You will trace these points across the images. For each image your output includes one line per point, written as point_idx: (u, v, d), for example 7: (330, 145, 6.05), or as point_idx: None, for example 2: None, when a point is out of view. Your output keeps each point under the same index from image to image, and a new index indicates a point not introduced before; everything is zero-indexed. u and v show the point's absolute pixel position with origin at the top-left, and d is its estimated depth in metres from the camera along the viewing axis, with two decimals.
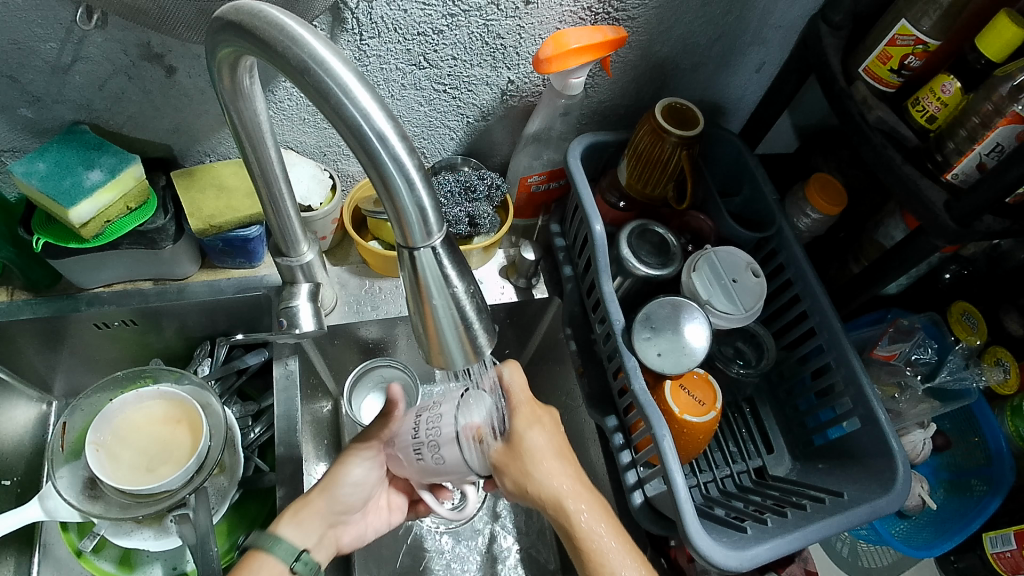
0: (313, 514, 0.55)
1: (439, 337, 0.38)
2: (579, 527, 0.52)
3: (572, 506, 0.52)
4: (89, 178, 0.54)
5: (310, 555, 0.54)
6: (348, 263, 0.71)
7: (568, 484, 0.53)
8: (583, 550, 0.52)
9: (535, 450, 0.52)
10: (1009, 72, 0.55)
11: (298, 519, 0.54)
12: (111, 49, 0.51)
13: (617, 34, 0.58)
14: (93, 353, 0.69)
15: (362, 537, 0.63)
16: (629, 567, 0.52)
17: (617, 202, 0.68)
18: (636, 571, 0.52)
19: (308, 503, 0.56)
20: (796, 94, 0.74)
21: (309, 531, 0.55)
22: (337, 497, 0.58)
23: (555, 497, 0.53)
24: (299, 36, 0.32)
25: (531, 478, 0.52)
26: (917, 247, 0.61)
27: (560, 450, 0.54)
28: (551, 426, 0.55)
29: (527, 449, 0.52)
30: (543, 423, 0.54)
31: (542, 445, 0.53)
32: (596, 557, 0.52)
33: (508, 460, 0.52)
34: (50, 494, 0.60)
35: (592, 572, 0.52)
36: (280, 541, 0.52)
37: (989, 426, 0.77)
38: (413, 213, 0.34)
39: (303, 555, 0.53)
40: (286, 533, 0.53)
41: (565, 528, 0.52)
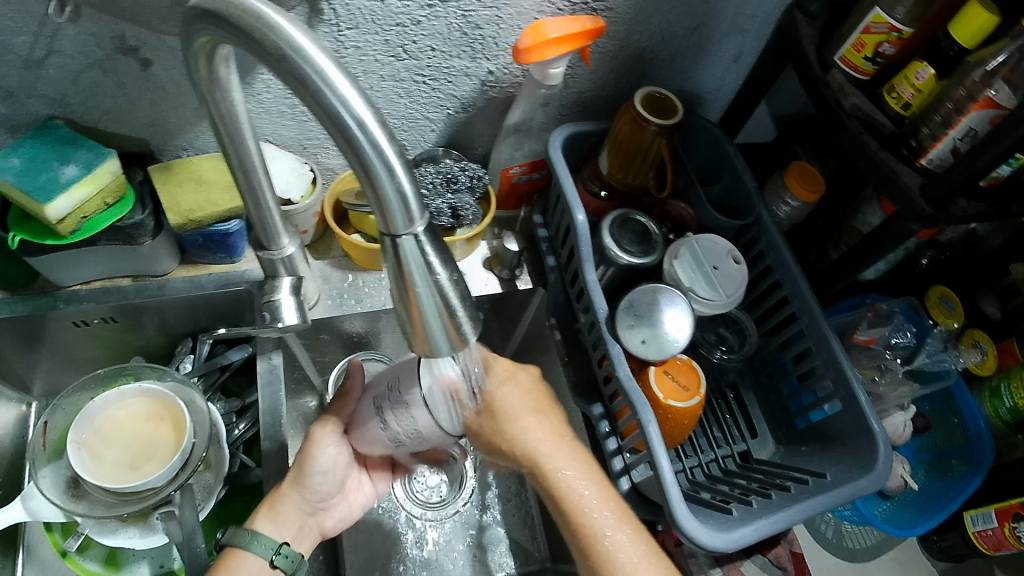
0: (288, 509, 0.56)
1: (423, 324, 0.38)
2: (558, 482, 0.53)
3: (549, 461, 0.53)
4: (65, 174, 0.53)
5: (290, 549, 0.54)
6: (330, 256, 0.70)
7: (545, 440, 0.54)
8: (564, 508, 0.53)
9: (508, 407, 0.54)
10: (981, 58, 0.57)
11: (274, 512, 0.55)
12: (85, 42, 0.50)
13: (595, 24, 0.58)
14: (73, 352, 0.68)
15: (346, 518, 0.62)
16: (615, 527, 0.52)
17: (598, 191, 0.69)
18: (621, 530, 0.52)
19: (281, 496, 0.56)
20: (773, 83, 0.74)
21: (287, 525, 0.55)
22: (311, 489, 0.57)
23: (533, 455, 0.54)
24: (275, 23, 0.32)
25: (505, 434, 0.54)
26: (894, 233, 0.62)
27: (537, 406, 0.56)
28: (529, 383, 0.57)
29: (498, 407, 0.54)
30: (517, 381, 0.57)
31: (517, 402, 0.55)
32: (575, 514, 0.52)
33: (483, 419, 0.53)
34: (33, 494, 0.61)
35: (576, 533, 0.52)
36: (258, 538, 0.53)
37: (967, 406, 0.79)
38: (394, 200, 0.34)
39: (281, 549, 0.53)
40: (263, 529, 0.54)
41: (546, 486, 0.53)
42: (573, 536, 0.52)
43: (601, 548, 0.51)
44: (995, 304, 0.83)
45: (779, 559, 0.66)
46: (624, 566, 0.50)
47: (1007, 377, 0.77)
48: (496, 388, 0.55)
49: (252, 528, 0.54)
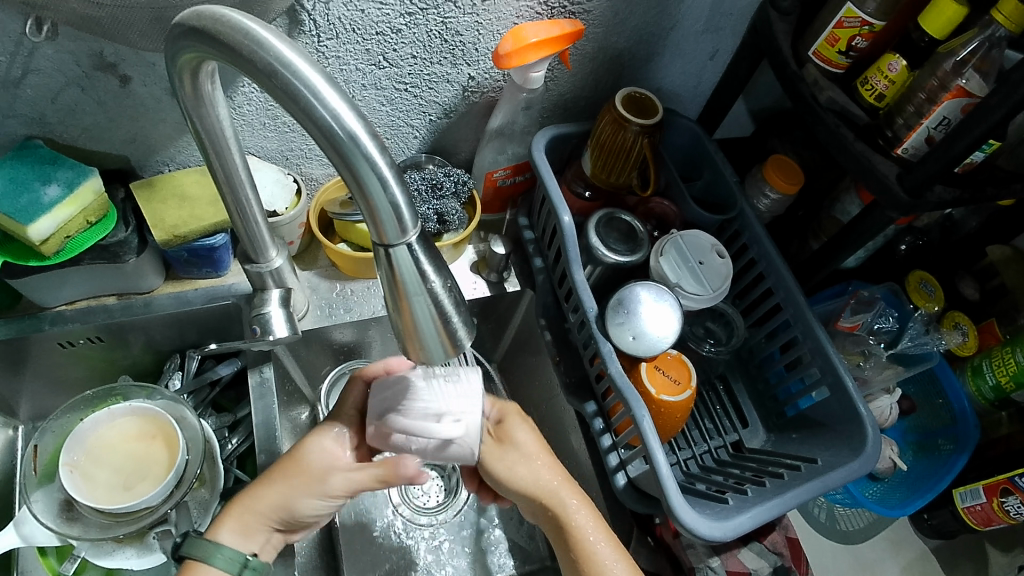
0: (259, 515, 0.52)
1: (418, 331, 0.38)
2: (569, 517, 0.55)
3: (560, 495, 0.56)
4: (47, 194, 0.52)
5: (258, 561, 0.51)
6: (317, 267, 0.70)
7: (554, 477, 0.56)
8: (571, 540, 0.54)
9: (522, 442, 0.57)
10: (953, 49, 0.58)
11: (242, 524, 0.52)
12: (63, 61, 0.50)
13: (573, 27, 0.59)
14: (58, 374, 0.68)
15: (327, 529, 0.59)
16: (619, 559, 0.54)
17: (583, 191, 0.69)
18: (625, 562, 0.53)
19: (254, 501, 0.52)
20: (749, 79, 0.76)
21: (255, 537, 0.52)
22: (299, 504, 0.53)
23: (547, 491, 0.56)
24: (263, 39, 0.32)
25: (519, 469, 0.56)
26: (873, 220, 0.64)
27: (547, 445, 0.59)
28: (537, 425, 0.60)
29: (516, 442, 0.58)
30: (527, 419, 0.60)
31: (529, 442, 0.58)
32: (582, 545, 0.54)
33: (497, 455, 0.57)
34: (26, 519, 0.59)
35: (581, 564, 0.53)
36: (220, 550, 0.50)
37: (952, 388, 0.80)
38: (387, 211, 0.34)
39: (249, 562, 0.50)
40: (226, 541, 0.51)
41: (554, 518, 0.55)
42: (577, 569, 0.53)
43: None
44: (974, 286, 0.86)
45: (774, 544, 0.67)
46: None
47: (988, 356, 0.79)
48: (511, 421, 0.58)
49: (214, 537, 0.51)
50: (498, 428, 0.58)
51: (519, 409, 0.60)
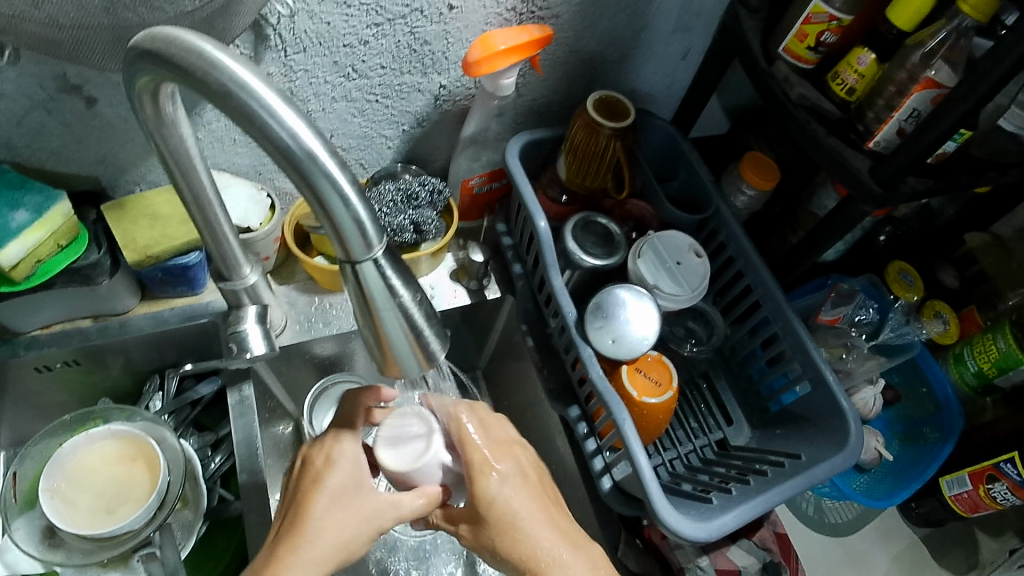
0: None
1: (390, 346, 0.38)
2: None
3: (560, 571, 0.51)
4: (15, 219, 0.52)
5: None
6: (295, 280, 0.70)
7: (558, 545, 0.52)
8: None
9: (515, 509, 0.53)
10: (921, 39, 0.59)
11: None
12: (26, 84, 0.50)
13: (542, 33, 0.59)
14: (36, 399, 0.67)
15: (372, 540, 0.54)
16: None
17: (559, 196, 0.69)
18: None
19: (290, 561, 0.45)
20: (722, 77, 0.76)
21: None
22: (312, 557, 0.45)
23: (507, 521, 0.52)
24: (217, 59, 0.31)
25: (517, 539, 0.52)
26: (849, 213, 0.64)
27: (544, 508, 0.54)
28: (529, 482, 0.55)
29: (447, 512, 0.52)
30: (516, 459, 0.56)
31: (522, 507, 0.53)
32: None
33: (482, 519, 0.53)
34: (7, 547, 0.61)
35: None
36: None
37: (934, 374, 0.81)
38: (351, 227, 0.34)
39: None
40: None
41: None
42: None
43: None
44: (953, 275, 0.86)
45: (763, 540, 0.67)
46: None
47: (969, 343, 0.80)
48: (492, 483, 0.53)
49: None
50: (475, 490, 0.53)
51: (506, 452, 0.56)
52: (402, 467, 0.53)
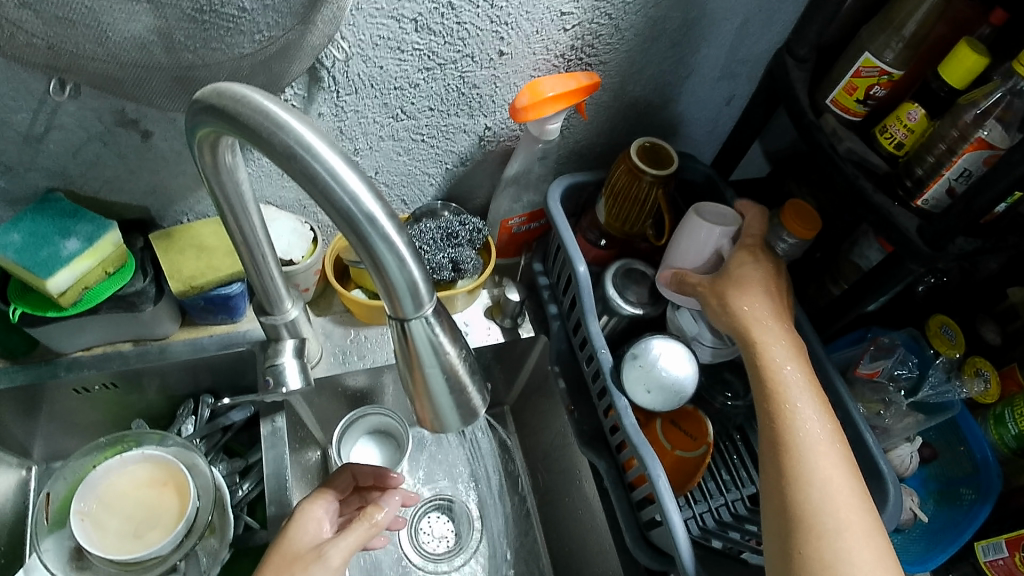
0: None
1: (432, 402, 0.38)
2: (801, 491, 0.48)
3: (807, 459, 0.49)
4: (66, 248, 0.53)
5: None
6: (331, 312, 0.70)
7: (821, 428, 0.51)
8: (799, 519, 0.47)
9: (786, 375, 0.53)
10: (975, 99, 0.58)
11: None
12: (85, 117, 0.51)
13: (590, 79, 0.59)
14: (73, 418, 0.68)
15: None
16: (860, 552, 0.46)
17: (597, 239, 0.68)
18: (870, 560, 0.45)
19: None
20: (766, 124, 0.76)
21: None
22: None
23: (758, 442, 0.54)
24: (283, 120, 0.32)
25: (787, 422, 0.51)
26: (895, 273, 0.63)
27: (818, 399, 0.52)
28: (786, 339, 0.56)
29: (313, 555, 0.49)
30: (756, 295, 0.57)
31: (794, 375, 0.53)
32: (809, 527, 0.46)
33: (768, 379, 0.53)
34: (36, 565, 0.61)
35: (812, 548, 0.46)
36: None
37: (973, 434, 0.79)
38: (404, 288, 0.34)
39: None
40: None
41: (791, 478, 0.48)
42: (798, 543, 0.46)
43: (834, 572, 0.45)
44: (994, 330, 0.83)
45: None
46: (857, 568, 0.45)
47: (1010, 404, 0.77)
48: (770, 346, 0.55)
49: None
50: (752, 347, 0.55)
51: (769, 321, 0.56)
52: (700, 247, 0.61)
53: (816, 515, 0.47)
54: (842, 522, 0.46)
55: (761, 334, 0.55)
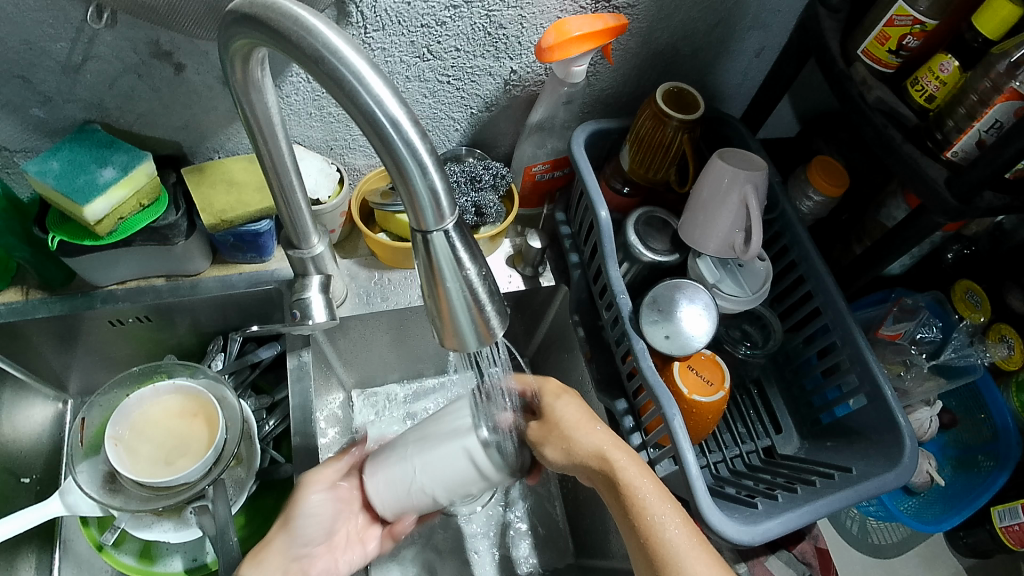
0: (273, 553, 0.54)
1: (452, 318, 0.39)
2: (624, 480, 0.53)
3: (614, 454, 0.54)
4: (103, 175, 0.55)
5: None
6: (356, 255, 0.72)
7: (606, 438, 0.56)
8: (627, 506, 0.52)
9: (567, 417, 0.57)
10: (1006, 50, 0.55)
11: (257, 559, 0.53)
12: (121, 48, 0.52)
13: (617, 21, 0.59)
14: (108, 351, 0.70)
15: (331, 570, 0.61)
16: (661, 498, 0.52)
17: (621, 187, 0.68)
18: (674, 513, 0.51)
19: (268, 544, 0.55)
20: (796, 77, 0.74)
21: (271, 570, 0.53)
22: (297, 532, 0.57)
23: (596, 452, 0.55)
24: (312, 26, 0.33)
25: (571, 438, 0.56)
26: (921, 225, 0.61)
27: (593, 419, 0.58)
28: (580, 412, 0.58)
29: (558, 418, 0.58)
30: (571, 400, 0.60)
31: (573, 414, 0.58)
32: (631, 496, 0.52)
33: (545, 431, 0.58)
34: (71, 489, 0.62)
35: (647, 542, 0.50)
36: None
37: (994, 401, 0.77)
38: (425, 197, 0.35)
39: None
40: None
41: (609, 478, 0.53)
42: (630, 523, 0.51)
43: (653, 530, 0.50)
44: None
45: (804, 553, 0.66)
46: (661, 518, 0.50)
47: None
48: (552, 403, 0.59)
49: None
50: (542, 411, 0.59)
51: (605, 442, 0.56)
52: (716, 195, 0.60)
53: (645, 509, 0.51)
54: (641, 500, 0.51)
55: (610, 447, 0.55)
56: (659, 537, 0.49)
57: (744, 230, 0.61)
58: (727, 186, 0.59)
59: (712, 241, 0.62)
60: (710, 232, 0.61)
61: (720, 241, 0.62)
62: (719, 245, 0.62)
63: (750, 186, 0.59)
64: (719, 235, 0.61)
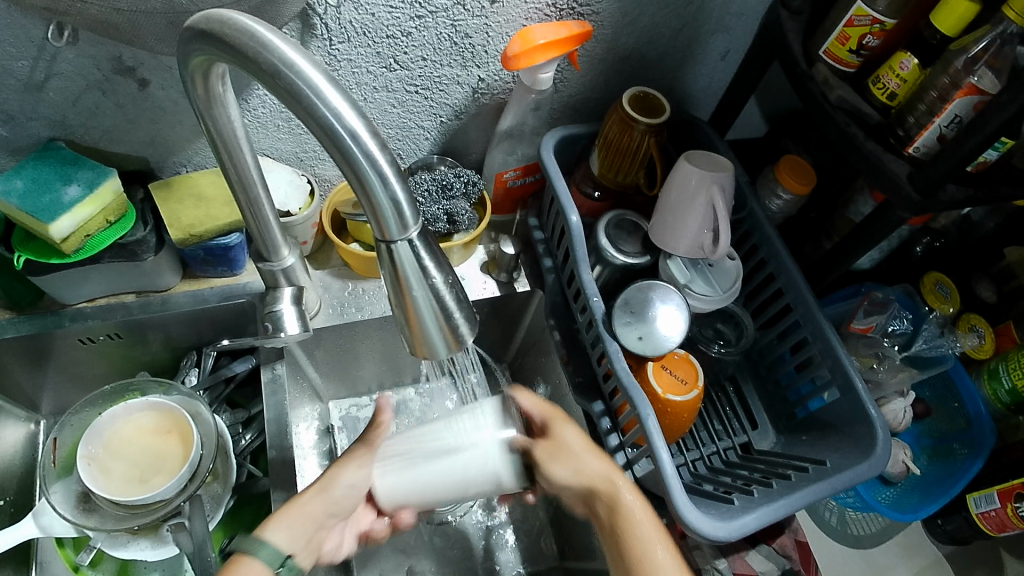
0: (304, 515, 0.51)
1: (420, 327, 0.39)
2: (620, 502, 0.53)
3: (622, 484, 0.54)
4: (68, 194, 0.54)
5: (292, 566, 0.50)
6: (330, 266, 0.72)
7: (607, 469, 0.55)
8: (623, 537, 0.52)
9: (569, 442, 0.56)
10: (963, 46, 0.57)
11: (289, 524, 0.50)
12: (83, 65, 0.52)
13: (582, 28, 0.59)
14: (79, 369, 0.69)
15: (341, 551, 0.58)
16: (665, 552, 0.51)
17: (592, 192, 0.69)
18: (671, 556, 0.51)
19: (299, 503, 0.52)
20: (762, 78, 0.75)
21: (298, 538, 0.50)
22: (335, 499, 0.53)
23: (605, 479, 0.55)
24: (268, 41, 0.33)
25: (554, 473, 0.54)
26: (886, 220, 0.62)
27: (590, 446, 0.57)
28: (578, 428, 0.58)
29: (564, 441, 0.56)
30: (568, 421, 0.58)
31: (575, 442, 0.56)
32: (627, 524, 0.52)
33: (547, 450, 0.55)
34: (44, 510, 0.62)
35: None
36: (265, 546, 0.47)
37: (966, 390, 0.79)
38: (388, 207, 0.35)
39: (288, 563, 0.49)
40: (272, 538, 0.49)
41: (610, 507, 0.54)
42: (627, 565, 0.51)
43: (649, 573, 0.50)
44: (990, 288, 0.83)
45: (783, 547, 0.67)
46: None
47: (1004, 359, 0.78)
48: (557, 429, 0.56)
49: (261, 535, 0.49)
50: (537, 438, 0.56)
51: (609, 479, 0.55)
52: (683, 197, 0.60)
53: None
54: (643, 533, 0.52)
55: (613, 482, 0.54)
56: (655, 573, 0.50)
57: (713, 231, 0.61)
58: (694, 189, 0.60)
59: (681, 243, 0.63)
60: (680, 235, 0.62)
61: (688, 243, 0.62)
62: (689, 247, 0.63)
63: (717, 188, 0.59)
64: (688, 237, 0.62)
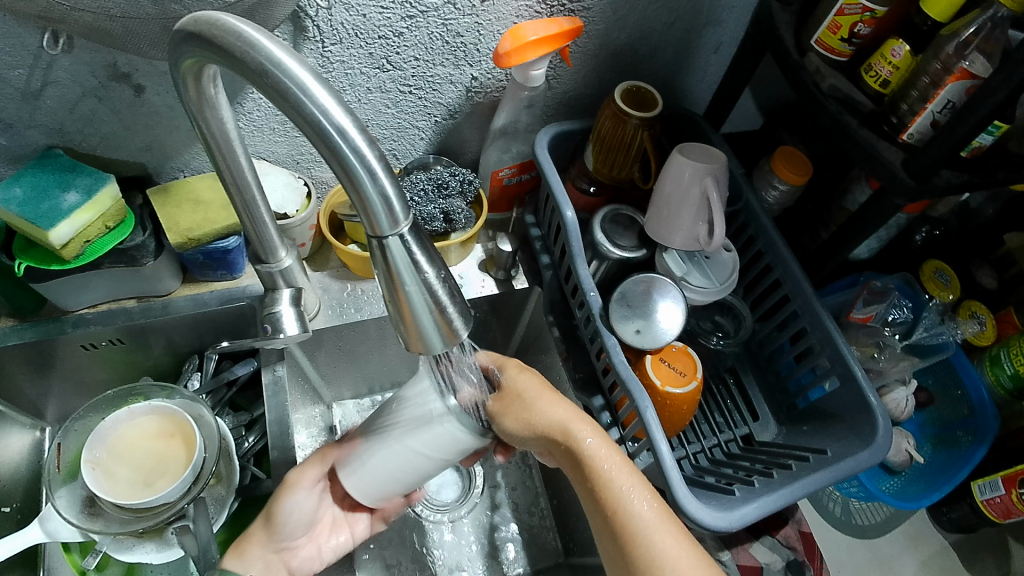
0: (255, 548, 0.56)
1: (414, 321, 0.39)
2: (585, 448, 0.52)
3: (577, 428, 0.52)
4: (66, 200, 0.55)
5: None
6: (328, 267, 0.72)
7: (567, 411, 0.53)
8: (593, 482, 0.50)
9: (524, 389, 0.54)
10: (955, 31, 0.57)
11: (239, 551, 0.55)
12: (79, 72, 0.52)
13: (572, 24, 0.59)
14: (82, 375, 0.70)
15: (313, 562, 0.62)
16: (638, 485, 0.50)
17: (587, 187, 0.69)
18: (643, 487, 0.50)
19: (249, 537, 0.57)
20: (755, 70, 0.75)
21: (251, 564, 0.55)
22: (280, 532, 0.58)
23: (559, 425, 0.53)
24: (255, 40, 0.34)
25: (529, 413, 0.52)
26: (882, 208, 0.62)
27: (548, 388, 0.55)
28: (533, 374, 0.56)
29: (516, 392, 0.53)
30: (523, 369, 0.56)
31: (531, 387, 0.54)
32: (596, 473, 0.50)
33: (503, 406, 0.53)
34: (50, 515, 0.62)
35: (620, 532, 0.48)
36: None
37: (969, 377, 0.79)
38: (377, 202, 0.36)
39: None
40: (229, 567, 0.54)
41: (574, 453, 0.52)
42: (604, 517, 0.49)
43: (632, 529, 0.48)
44: (991, 275, 0.83)
45: (787, 538, 0.67)
46: (649, 528, 0.48)
47: (1006, 344, 0.77)
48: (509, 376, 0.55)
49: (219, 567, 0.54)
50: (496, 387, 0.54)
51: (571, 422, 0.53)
52: (677, 189, 0.60)
53: (634, 532, 0.48)
54: (613, 482, 0.50)
55: (577, 423, 0.53)
56: (627, 515, 0.49)
57: (708, 223, 0.62)
58: (687, 181, 0.60)
59: (676, 236, 0.63)
60: (676, 227, 0.62)
61: (684, 236, 0.63)
62: (684, 239, 0.63)
63: (711, 180, 0.60)
64: (683, 229, 0.62)
